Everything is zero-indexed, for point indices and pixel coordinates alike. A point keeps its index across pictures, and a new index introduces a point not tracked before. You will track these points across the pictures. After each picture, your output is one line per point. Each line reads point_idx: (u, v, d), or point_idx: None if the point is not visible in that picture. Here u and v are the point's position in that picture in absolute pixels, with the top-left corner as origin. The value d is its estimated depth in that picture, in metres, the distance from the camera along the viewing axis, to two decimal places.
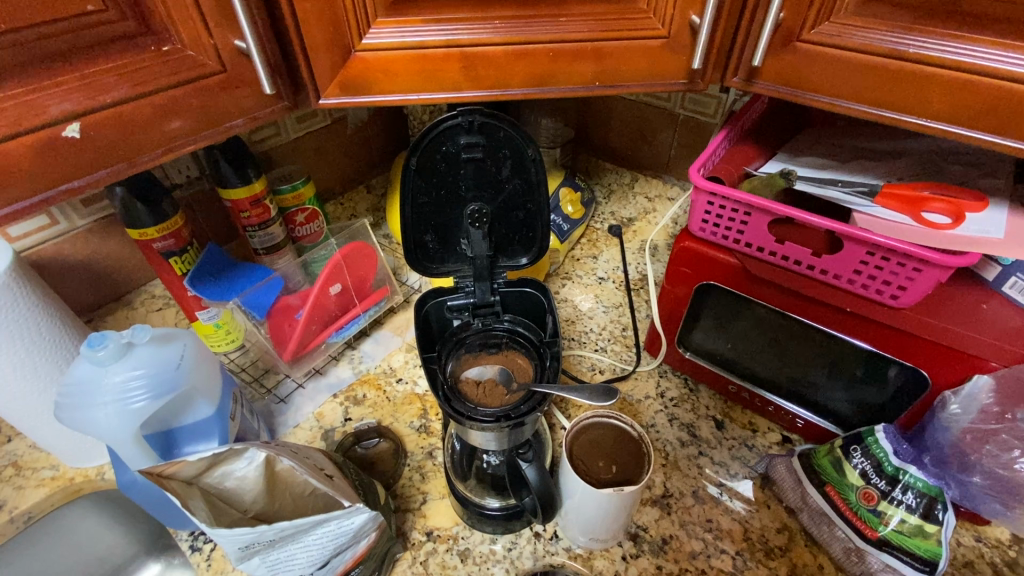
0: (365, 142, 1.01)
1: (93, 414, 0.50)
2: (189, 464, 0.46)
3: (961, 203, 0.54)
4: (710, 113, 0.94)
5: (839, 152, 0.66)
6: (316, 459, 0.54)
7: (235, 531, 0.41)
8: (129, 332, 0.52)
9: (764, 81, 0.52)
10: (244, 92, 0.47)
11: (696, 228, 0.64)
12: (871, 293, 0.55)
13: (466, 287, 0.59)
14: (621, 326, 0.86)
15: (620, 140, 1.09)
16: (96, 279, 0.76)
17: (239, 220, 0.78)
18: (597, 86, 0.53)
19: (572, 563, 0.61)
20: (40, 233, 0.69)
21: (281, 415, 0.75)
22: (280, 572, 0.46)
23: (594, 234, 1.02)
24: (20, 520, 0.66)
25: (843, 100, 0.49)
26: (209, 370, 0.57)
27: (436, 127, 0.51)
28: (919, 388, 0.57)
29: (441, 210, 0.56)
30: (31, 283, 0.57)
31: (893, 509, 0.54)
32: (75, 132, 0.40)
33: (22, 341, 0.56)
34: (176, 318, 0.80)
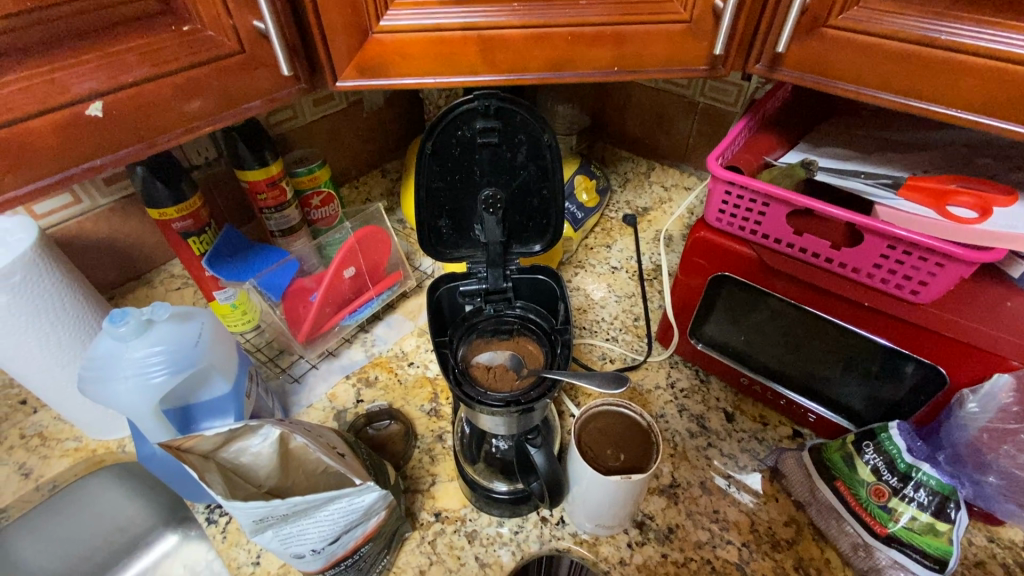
0: (381, 126, 1.01)
1: (115, 388, 0.51)
2: (206, 439, 0.48)
3: (990, 198, 0.52)
4: (730, 101, 0.92)
5: (863, 143, 0.65)
6: (329, 438, 0.55)
7: (249, 505, 0.42)
8: (149, 309, 0.53)
9: (787, 68, 0.51)
10: (262, 73, 0.47)
11: (713, 218, 0.64)
12: (891, 287, 0.54)
13: (479, 273, 0.59)
14: (633, 316, 0.86)
15: (638, 128, 1.07)
16: (118, 258, 0.78)
17: (256, 201, 0.79)
18: (616, 71, 0.52)
19: (578, 548, 0.62)
20: (64, 211, 0.70)
21: (295, 394, 0.76)
22: (292, 546, 0.47)
23: (609, 223, 1.01)
24: (46, 488, 0.68)
25: (869, 88, 0.47)
26: (226, 348, 0.58)
27: (451, 111, 0.50)
28: (936, 385, 0.56)
29: (456, 195, 0.56)
30: (55, 259, 0.58)
31: (904, 506, 0.54)
32: (97, 111, 0.40)
33: (48, 316, 0.58)
34: (194, 297, 0.82)
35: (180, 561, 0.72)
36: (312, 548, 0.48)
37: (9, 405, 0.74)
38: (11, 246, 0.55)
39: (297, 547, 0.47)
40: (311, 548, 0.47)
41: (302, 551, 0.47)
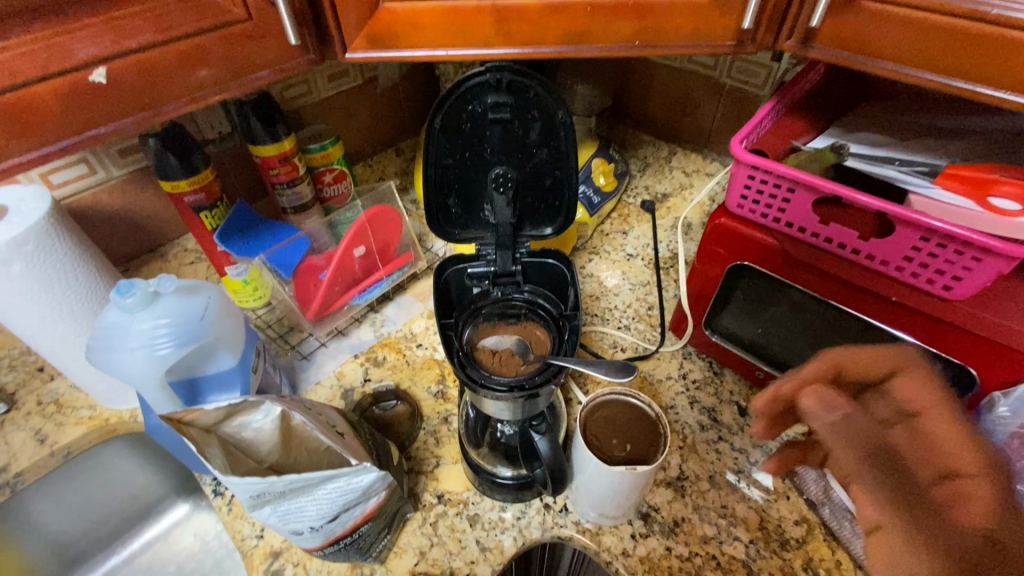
0: (397, 104, 0.99)
1: (122, 359, 0.52)
2: (208, 413, 0.48)
3: None
4: (758, 84, 0.88)
5: (899, 129, 0.61)
6: (329, 416, 0.55)
7: (246, 481, 0.42)
8: (156, 281, 0.53)
9: (821, 46, 0.48)
10: (270, 42, 0.46)
11: (734, 204, 0.61)
12: (921, 282, 0.51)
13: (488, 255, 0.58)
14: (647, 304, 0.83)
15: (660, 111, 1.04)
16: (132, 230, 0.78)
17: (269, 177, 0.79)
18: (637, 46, 0.50)
19: (580, 537, 0.61)
20: (79, 182, 0.70)
21: (304, 371, 0.76)
22: (291, 523, 0.47)
23: (626, 208, 0.99)
24: (60, 454, 0.69)
25: (910, 68, 0.44)
26: (233, 322, 0.58)
27: (462, 84, 0.49)
28: (964, 386, 0.53)
29: (466, 173, 0.54)
30: (67, 229, 0.58)
31: None
32: (101, 77, 0.40)
33: (61, 285, 0.58)
34: (207, 272, 0.82)
35: (191, 530, 0.77)
36: (310, 525, 0.48)
37: (28, 371, 0.75)
38: (24, 215, 0.55)
39: (296, 524, 0.47)
40: (310, 525, 0.48)
41: (300, 527, 0.48)
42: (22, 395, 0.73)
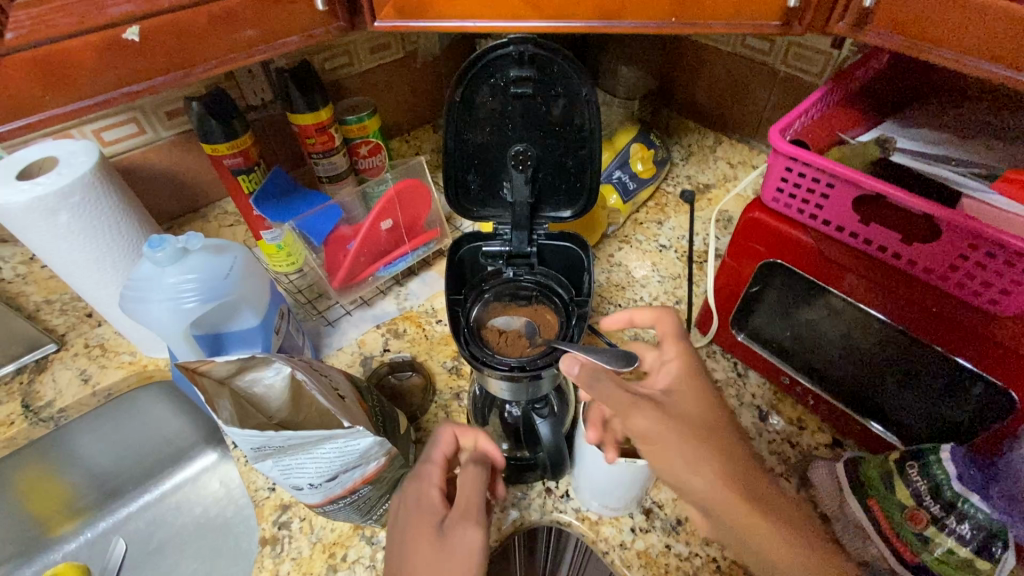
0: (438, 79, 0.99)
1: (153, 310, 0.55)
2: (221, 366, 0.52)
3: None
4: (816, 72, 0.83)
5: (965, 125, 0.56)
6: (334, 379, 0.58)
7: (245, 432, 0.45)
8: (186, 238, 0.55)
9: (875, 28, 0.43)
10: (299, 8, 0.46)
11: (769, 197, 0.57)
12: (966, 295, 0.47)
13: (504, 234, 0.57)
14: (674, 298, 0.81)
15: (710, 97, 0.99)
16: (177, 190, 0.82)
17: (306, 146, 0.81)
18: (673, 23, 0.47)
19: (579, 525, 0.60)
20: (130, 140, 0.74)
21: (327, 337, 0.79)
22: (293, 478, 0.50)
23: (663, 198, 0.95)
24: (101, 394, 0.74)
25: (974, 58, 0.40)
26: (258, 283, 0.60)
27: (484, 55, 0.47)
28: (1004, 409, 0.49)
29: (487, 148, 0.54)
30: (113, 183, 0.62)
31: (942, 538, 0.47)
32: (135, 35, 0.40)
33: (104, 237, 0.62)
34: (244, 235, 0.85)
35: (217, 477, 0.84)
36: (310, 482, 0.51)
37: (77, 316, 0.80)
38: (73, 167, 0.58)
39: (296, 479, 0.50)
40: (309, 482, 0.51)
41: (300, 483, 0.51)
42: (71, 336, 0.79)
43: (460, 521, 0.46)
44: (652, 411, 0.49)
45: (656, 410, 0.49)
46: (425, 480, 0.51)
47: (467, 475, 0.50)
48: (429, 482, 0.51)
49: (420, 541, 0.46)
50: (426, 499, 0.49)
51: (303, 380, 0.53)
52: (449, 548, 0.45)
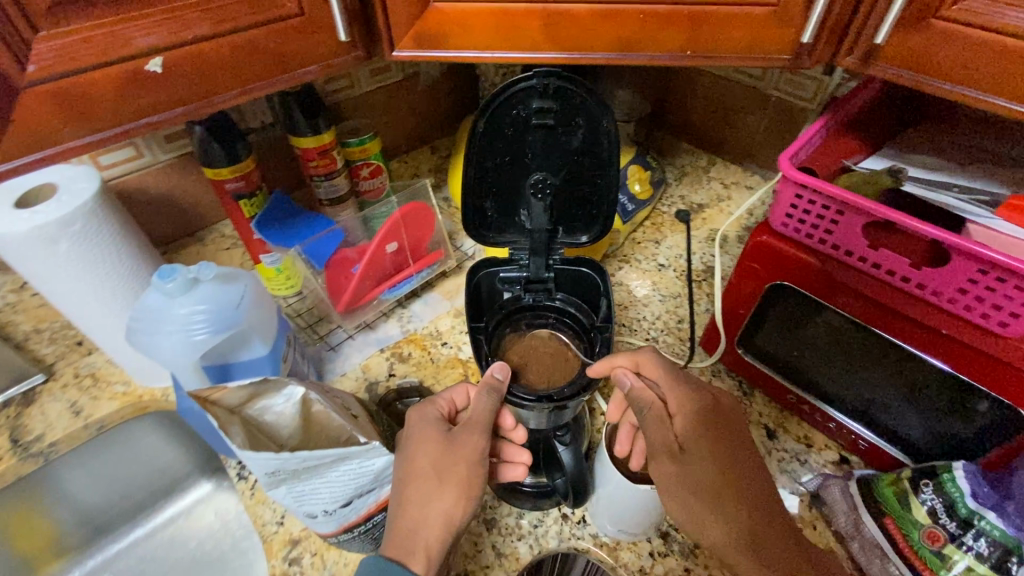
0: (435, 100, 0.99)
1: (162, 340, 0.53)
2: (232, 393, 0.51)
3: None
4: (807, 97, 0.86)
5: (958, 152, 0.58)
6: (345, 400, 0.58)
7: (262, 457, 0.44)
8: (197, 268, 0.54)
9: (883, 64, 0.45)
10: (320, 37, 0.46)
11: (778, 222, 0.59)
12: (974, 316, 0.49)
13: (521, 260, 0.58)
14: (677, 317, 0.82)
15: (702, 119, 1.02)
16: (173, 214, 0.80)
17: (308, 168, 0.80)
18: (689, 56, 0.49)
19: (597, 551, 0.60)
20: (126, 164, 0.72)
21: (330, 362, 0.77)
22: (306, 505, 0.50)
23: (659, 218, 0.97)
24: (93, 427, 0.71)
25: (976, 92, 0.42)
26: (267, 311, 0.59)
27: (508, 88, 0.48)
28: (1012, 427, 0.51)
29: (506, 175, 0.54)
30: (114, 210, 0.60)
31: (960, 554, 0.50)
32: (157, 67, 0.40)
33: (106, 264, 0.60)
34: (241, 258, 0.83)
35: (212, 509, 0.80)
36: (324, 509, 0.50)
37: (66, 344, 0.77)
38: (73, 194, 0.56)
39: (311, 506, 0.50)
40: (324, 509, 0.50)
41: (314, 510, 0.50)
42: (59, 366, 0.75)
43: (468, 430, 0.50)
44: (669, 464, 0.50)
45: (674, 463, 0.50)
46: (430, 406, 0.55)
47: (482, 399, 0.51)
48: (434, 407, 0.54)
49: (430, 445, 0.50)
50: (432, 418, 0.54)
51: (317, 400, 0.53)
52: (456, 451, 0.50)
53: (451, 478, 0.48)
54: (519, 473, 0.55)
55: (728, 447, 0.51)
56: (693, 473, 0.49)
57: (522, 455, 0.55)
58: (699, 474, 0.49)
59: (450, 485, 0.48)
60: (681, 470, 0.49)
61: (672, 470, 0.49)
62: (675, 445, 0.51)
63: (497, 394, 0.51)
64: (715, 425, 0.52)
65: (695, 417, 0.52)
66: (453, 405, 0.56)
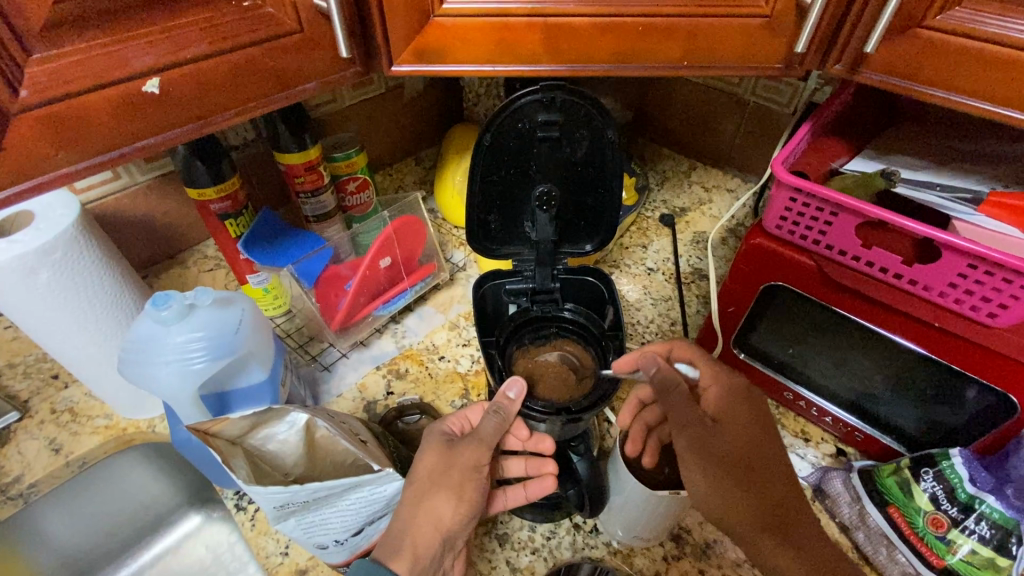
0: (417, 112, 0.98)
1: (154, 371, 0.51)
2: (234, 424, 0.48)
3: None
4: (783, 102, 0.89)
5: (935, 152, 0.61)
6: (352, 425, 0.56)
7: (270, 491, 0.43)
8: (193, 294, 0.53)
9: (870, 71, 0.47)
10: (319, 53, 0.45)
11: (772, 225, 0.61)
12: (965, 309, 0.51)
13: (526, 272, 0.62)
14: (670, 320, 0.83)
15: (681, 125, 1.04)
16: (151, 236, 0.77)
17: (293, 185, 0.77)
18: (685, 66, 0.50)
19: (612, 559, 0.60)
20: (102, 187, 0.69)
21: (325, 383, 0.75)
22: (316, 536, 0.49)
23: (645, 222, 0.98)
24: (75, 464, 0.68)
25: (960, 96, 0.44)
26: (266, 335, 0.57)
27: (514, 102, 0.52)
28: (1003, 414, 0.53)
29: (508, 190, 0.58)
30: (95, 236, 0.57)
31: (963, 538, 0.52)
32: (154, 87, 0.39)
33: (87, 293, 0.57)
34: (225, 279, 0.80)
35: (202, 543, 0.75)
36: (336, 538, 0.49)
37: (42, 379, 0.73)
38: (52, 221, 0.54)
39: (321, 537, 0.49)
40: (335, 539, 0.49)
41: (325, 540, 0.49)
42: (34, 403, 0.71)
43: (472, 440, 0.51)
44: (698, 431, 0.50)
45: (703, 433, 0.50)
46: (440, 422, 0.55)
47: (489, 418, 0.51)
48: (443, 424, 0.55)
49: (432, 452, 0.51)
50: (443, 430, 0.54)
51: (323, 427, 0.51)
52: (455, 458, 0.50)
53: (444, 483, 0.48)
54: (550, 485, 0.54)
55: (751, 427, 0.52)
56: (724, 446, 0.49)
57: (548, 466, 0.54)
58: (728, 450, 0.49)
59: (443, 489, 0.48)
60: (711, 443, 0.49)
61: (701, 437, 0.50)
62: (706, 420, 0.51)
63: (506, 415, 0.51)
64: (741, 402, 0.53)
65: (715, 414, 0.53)
66: (468, 421, 0.56)
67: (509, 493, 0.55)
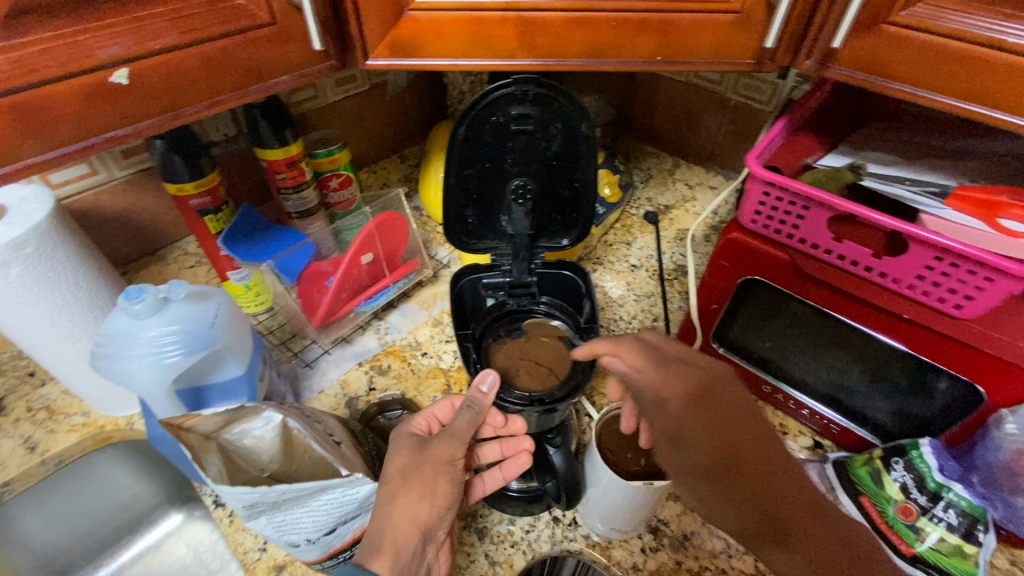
0: (402, 109, 0.98)
1: (128, 365, 0.51)
2: (207, 419, 0.48)
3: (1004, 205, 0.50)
4: (763, 100, 0.90)
5: (908, 148, 0.62)
6: (327, 424, 0.56)
7: (239, 491, 0.43)
8: (167, 287, 0.53)
9: (838, 67, 0.48)
10: (293, 47, 0.45)
11: (747, 219, 0.61)
12: (932, 300, 0.51)
13: (503, 266, 0.63)
14: (652, 316, 0.83)
15: (665, 123, 1.05)
16: (130, 232, 0.76)
17: (274, 180, 0.77)
18: (658, 61, 0.50)
19: (590, 551, 0.60)
20: (79, 182, 0.68)
21: (306, 380, 0.75)
22: (288, 535, 0.48)
23: (629, 220, 0.99)
24: (51, 462, 0.66)
25: (924, 90, 0.45)
26: (242, 329, 0.57)
27: (488, 96, 0.52)
28: (972, 404, 0.54)
29: (485, 184, 0.59)
30: (69, 230, 0.57)
31: (932, 526, 0.54)
32: (123, 78, 0.39)
33: (60, 289, 0.57)
34: (207, 276, 0.80)
35: (183, 541, 0.75)
36: (307, 537, 0.49)
37: (18, 376, 0.72)
38: (25, 215, 0.53)
39: (293, 536, 0.48)
40: (306, 538, 0.49)
41: (297, 539, 0.48)
42: (9, 401, 0.70)
43: (445, 438, 0.52)
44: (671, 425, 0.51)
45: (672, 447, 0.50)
46: (407, 424, 0.56)
47: (464, 413, 0.52)
48: (412, 427, 0.56)
49: (401, 453, 0.51)
50: (411, 432, 0.55)
51: (295, 427, 0.50)
52: (426, 455, 0.51)
53: (417, 479, 0.49)
54: (525, 462, 0.55)
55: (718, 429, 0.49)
56: (694, 459, 0.49)
57: (525, 443, 0.55)
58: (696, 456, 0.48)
59: (415, 485, 0.48)
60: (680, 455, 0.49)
61: (674, 457, 0.50)
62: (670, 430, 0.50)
63: (479, 409, 0.52)
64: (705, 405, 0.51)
65: None
66: (434, 420, 0.57)
67: (487, 478, 0.56)
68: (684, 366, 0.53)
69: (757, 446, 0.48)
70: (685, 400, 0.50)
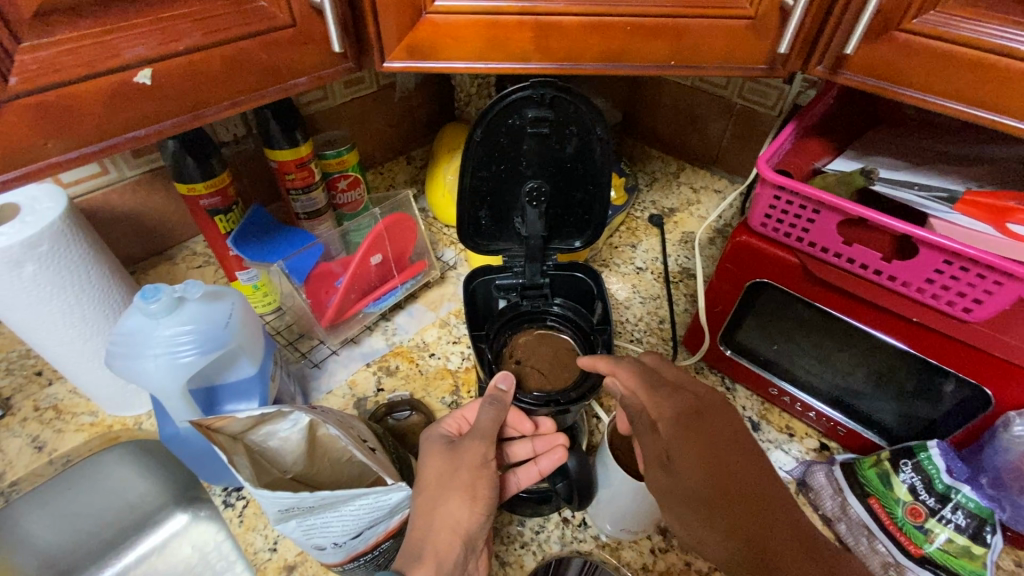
0: (409, 111, 0.99)
1: (142, 364, 0.51)
2: (237, 421, 0.48)
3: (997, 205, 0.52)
4: (769, 104, 0.90)
5: (914, 153, 0.63)
6: (359, 429, 0.56)
7: (277, 495, 0.43)
8: (182, 287, 0.53)
9: (850, 72, 0.49)
10: (312, 48, 0.46)
11: (757, 222, 0.62)
12: (942, 304, 0.52)
13: (515, 267, 0.63)
14: (658, 318, 0.84)
15: (670, 126, 1.06)
16: (138, 231, 0.76)
17: (284, 181, 0.77)
18: (672, 65, 0.51)
19: (600, 552, 0.60)
20: (90, 181, 0.68)
21: (315, 380, 0.75)
22: (315, 538, 0.48)
23: (634, 222, 0.99)
24: (59, 462, 0.66)
25: (935, 97, 0.45)
26: (256, 330, 0.57)
27: (505, 98, 0.53)
28: (979, 406, 0.55)
29: (498, 186, 0.59)
30: (83, 230, 0.57)
31: (941, 527, 0.55)
32: (146, 78, 0.39)
33: (74, 287, 0.57)
34: (215, 276, 0.80)
35: (189, 541, 0.75)
36: (334, 541, 0.49)
37: (25, 375, 0.72)
38: (38, 214, 0.53)
39: (320, 539, 0.48)
40: (333, 541, 0.48)
41: (323, 543, 0.48)
42: (17, 400, 0.70)
43: (471, 437, 0.52)
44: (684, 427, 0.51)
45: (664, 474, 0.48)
46: (437, 426, 0.56)
47: (487, 409, 0.52)
48: (439, 429, 0.56)
49: (434, 455, 0.51)
50: (440, 433, 0.55)
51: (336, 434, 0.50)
52: (461, 459, 0.50)
53: (454, 486, 0.49)
54: (561, 456, 0.53)
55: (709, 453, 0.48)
56: (689, 488, 0.46)
57: (559, 438, 0.55)
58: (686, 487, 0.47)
59: (454, 492, 0.48)
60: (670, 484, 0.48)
61: (664, 482, 0.48)
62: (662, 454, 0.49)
63: (502, 405, 0.52)
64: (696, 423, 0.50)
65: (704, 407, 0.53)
66: (465, 420, 0.57)
67: (521, 472, 0.54)
68: (684, 391, 0.52)
69: (751, 481, 0.47)
70: (654, 432, 0.50)
